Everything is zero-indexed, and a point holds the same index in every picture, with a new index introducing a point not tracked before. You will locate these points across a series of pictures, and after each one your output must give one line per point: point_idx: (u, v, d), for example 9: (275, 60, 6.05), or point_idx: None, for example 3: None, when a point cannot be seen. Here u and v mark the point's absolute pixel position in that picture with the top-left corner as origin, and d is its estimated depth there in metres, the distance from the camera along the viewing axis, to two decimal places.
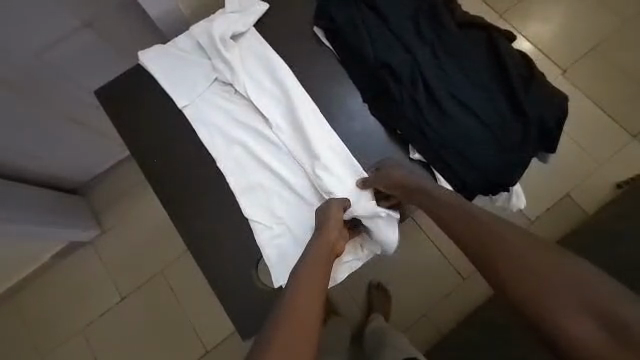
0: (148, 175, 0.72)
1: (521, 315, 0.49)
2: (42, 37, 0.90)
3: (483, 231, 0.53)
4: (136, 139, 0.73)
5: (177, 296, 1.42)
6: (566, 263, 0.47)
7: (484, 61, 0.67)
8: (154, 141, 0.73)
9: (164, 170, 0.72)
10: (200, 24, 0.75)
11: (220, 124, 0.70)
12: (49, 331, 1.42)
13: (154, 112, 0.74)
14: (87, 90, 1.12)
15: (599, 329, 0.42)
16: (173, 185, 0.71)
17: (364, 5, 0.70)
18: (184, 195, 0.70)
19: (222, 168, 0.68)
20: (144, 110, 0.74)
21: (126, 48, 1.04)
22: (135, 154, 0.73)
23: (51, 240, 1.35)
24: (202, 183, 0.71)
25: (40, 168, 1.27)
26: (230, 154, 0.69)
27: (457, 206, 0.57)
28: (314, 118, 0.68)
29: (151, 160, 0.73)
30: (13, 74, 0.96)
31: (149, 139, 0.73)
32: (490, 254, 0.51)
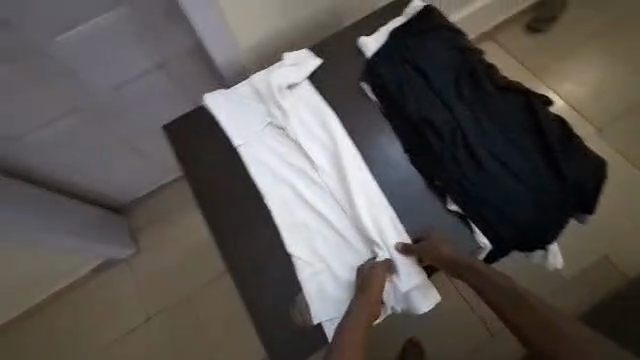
0: (200, 204, 0.79)
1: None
2: (120, 74, 1.05)
3: (517, 292, 0.58)
4: (193, 170, 0.81)
5: (202, 321, 1.45)
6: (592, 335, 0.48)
7: (522, 123, 0.71)
8: (208, 173, 0.80)
9: (216, 201, 0.78)
10: (260, 73, 0.85)
11: (270, 164, 0.77)
12: (75, 344, 1.47)
13: (213, 148, 0.82)
14: (147, 121, 1.25)
15: None
16: (223, 215, 0.77)
17: (409, 66, 0.77)
18: (230, 225, 0.76)
19: (269, 204, 0.74)
20: (205, 145, 0.83)
21: (188, 85, 1.19)
22: (192, 184, 0.81)
23: (92, 254, 1.44)
24: (248, 215, 0.76)
25: (90, 185, 1.41)
26: (277, 192, 0.75)
27: (502, 277, 0.61)
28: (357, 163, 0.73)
29: (203, 190, 0.80)
30: (90, 103, 1.09)
31: (205, 171, 0.81)
32: (524, 310, 0.55)
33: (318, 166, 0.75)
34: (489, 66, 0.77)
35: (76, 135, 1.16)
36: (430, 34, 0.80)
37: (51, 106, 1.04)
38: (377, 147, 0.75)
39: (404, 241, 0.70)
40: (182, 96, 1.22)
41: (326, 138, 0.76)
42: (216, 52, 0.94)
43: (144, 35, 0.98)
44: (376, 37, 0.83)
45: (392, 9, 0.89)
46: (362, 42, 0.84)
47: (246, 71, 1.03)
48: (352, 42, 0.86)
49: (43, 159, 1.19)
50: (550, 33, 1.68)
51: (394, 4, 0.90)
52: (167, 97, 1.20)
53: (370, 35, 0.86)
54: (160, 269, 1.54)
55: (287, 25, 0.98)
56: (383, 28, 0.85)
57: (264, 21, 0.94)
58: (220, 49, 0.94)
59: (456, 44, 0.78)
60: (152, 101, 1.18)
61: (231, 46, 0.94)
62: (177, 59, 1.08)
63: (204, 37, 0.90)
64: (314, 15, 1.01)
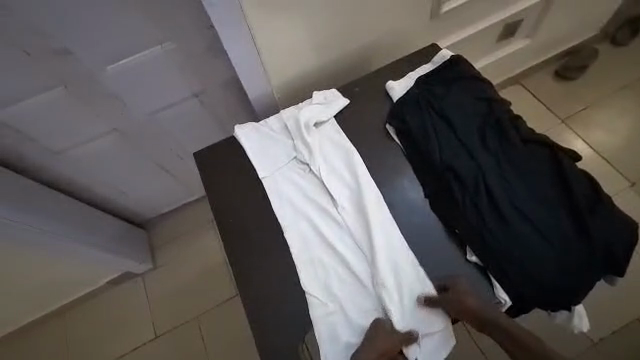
0: (221, 230, 0.81)
1: None
2: (158, 101, 1.12)
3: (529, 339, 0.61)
4: (217, 196, 0.84)
5: (207, 345, 1.44)
6: None
7: (547, 176, 0.70)
8: (232, 200, 0.83)
9: (237, 230, 0.80)
10: (289, 109, 0.89)
11: (292, 198, 0.79)
12: (82, 355, 1.48)
13: (239, 178, 0.85)
14: (178, 144, 1.32)
15: None
16: (241, 245, 0.78)
17: (434, 112, 0.79)
18: (248, 254, 0.77)
19: (287, 238, 0.75)
20: (231, 175, 0.86)
21: (220, 115, 1.26)
22: (215, 211, 0.83)
23: (111, 266, 1.48)
24: (266, 246, 0.77)
25: (118, 200, 1.47)
26: (296, 226, 0.76)
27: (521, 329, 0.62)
28: (377, 204, 0.75)
29: (226, 217, 0.82)
30: (128, 125, 1.16)
31: (229, 200, 0.83)
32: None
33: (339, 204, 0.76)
34: (515, 116, 0.77)
35: (112, 153, 1.23)
36: (456, 82, 0.82)
37: (93, 126, 1.11)
38: (398, 193, 0.77)
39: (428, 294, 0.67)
40: (213, 122, 1.29)
41: (349, 179, 0.79)
42: (250, 88, 0.99)
43: (186, 67, 1.05)
44: (405, 82, 0.86)
45: (420, 55, 0.92)
46: (389, 85, 0.87)
47: (277, 108, 1.09)
48: (380, 86, 0.90)
49: (79, 173, 1.26)
50: (578, 83, 1.68)
51: (425, 49, 0.93)
52: (199, 122, 1.27)
53: (397, 79, 0.89)
54: (173, 287, 1.56)
55: (318, 65, 1.04)
56: (411, 73, 0.88)
57: (299, 62, 1.00)
58: (255, 85, 0.99)
59: (482, 93, 0.80)
60: (185, 126, 1.26)
61: (264, 82, 0.99)
62: (212, 89, 1.16)
63: (241, 77, 0.95)
64: (344, 56, 1.06)
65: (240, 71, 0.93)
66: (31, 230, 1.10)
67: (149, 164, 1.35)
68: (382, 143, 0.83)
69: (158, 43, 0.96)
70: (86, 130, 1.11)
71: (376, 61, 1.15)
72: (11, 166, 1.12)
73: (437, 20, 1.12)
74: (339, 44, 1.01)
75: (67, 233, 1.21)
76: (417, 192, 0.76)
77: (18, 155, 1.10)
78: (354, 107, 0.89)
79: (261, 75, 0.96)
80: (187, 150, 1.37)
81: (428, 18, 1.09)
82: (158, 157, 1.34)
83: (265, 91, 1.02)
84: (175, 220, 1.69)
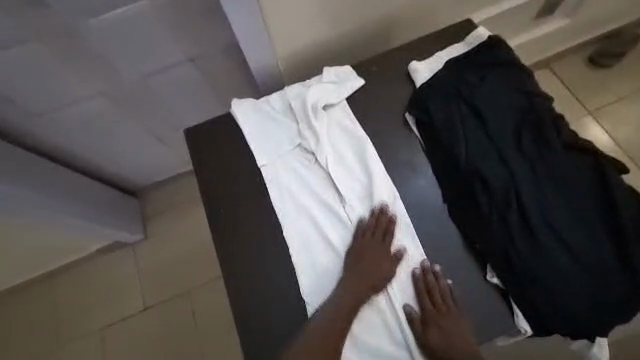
0: (212, 222, 0.72)
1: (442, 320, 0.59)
2: (148, 63, 0.99)
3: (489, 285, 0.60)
4: (209, 182, 0.75)
5: (197, 322, 1.42)
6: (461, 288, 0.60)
7: (589, 190, 0.61)
8: (225, 188, 0.74)
9: (228, 222, 0.71)
10: (295, 87, 0.78)
11: (294, 191, 0.70)
12: (72, 321, 1.46)
13: (233, 162, 0.76)
14: (172, 112, 1.20)
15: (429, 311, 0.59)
16: (232, 239, 0.70)
17: (463, 103, 0.68)
18: (240, 250, 0.69)
19: (286, 237, 0.68)
20: (225, 159, 0.76)
21: (218, 82, 1.14)
22: (206, 199, 0.74)
23: (100, 235, 1.41)
24: (261, 243, 0.69)
25: (108, 167, 1.38)
26: (296, 224, 0.68)
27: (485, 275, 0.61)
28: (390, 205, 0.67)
29: (217, 207, 0.73)
30: (114, 88, 1.04)
31: (222, 188, 0.74)
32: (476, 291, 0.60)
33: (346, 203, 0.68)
34: (558, 114, 0.66)
35: (98, 118, 1.12)
36: (491, 68, 0.70)
37: (74, 88, 0.99)
38: (412, 194, 0.68)
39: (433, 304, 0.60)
40: (210, 91, 1.16)
41: (360, 174, 0.70)
42: (250, 54, 0.86)
43: (178, 26, 0.92)
44: (431, 65, 0.75)
45: (451, 32, 0.79)
46: (412, 67, 0.75)
47: (282, 80, 0.96)
48: (401, 66, 0.78)
49: (62, 137, 1.16)
50: (613, 72, 1.53)
51: (457, 25, 0.80)
52: (195, 90, 1.14)
53: (422, 60, 0.77)
54: (165, 260, 1.51)
55: (332, 33, 0.91)
56: (438, 54, 0.76)
57: (309, 29, 0.87)
58: (257, 52, 0.86)
59: (521, 84, 0.68)
60: (178, 93, 1.13)
61: (269, 49, 0.86)
62: (209, 53, 1.02)
63: (240, 40, 0.82)
64: (362, 25, 0.92)
65: (239, 33, 0.80)
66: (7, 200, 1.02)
67: (140, 132, 1.24)
68: (398, 134, 0.72)
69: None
70: (66, 91, 0.99)
71: (398, 33, 1.00)
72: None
73: None
74: (358, 9, 0.87)
75: (49, 203, 1.13)
76: (435, 193, 0.67)
77: None
78: (370, 89, 0.77)
79: (265, 40, 0.83)
80: (181, 119, 1.25)
81: None
82: (150, 124, 1.23)
83: (268, 60, 0.89)
84: (168, 190, 1.60)
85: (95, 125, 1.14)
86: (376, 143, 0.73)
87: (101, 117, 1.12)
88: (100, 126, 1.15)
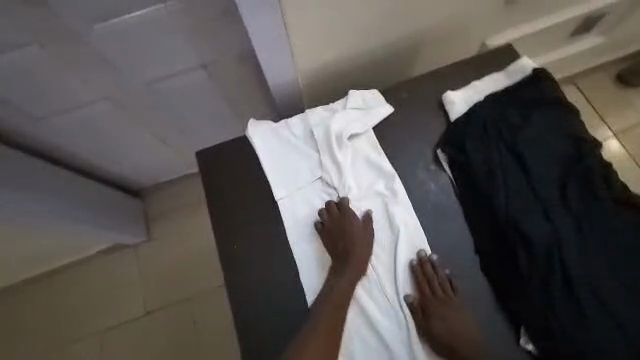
0: (222, 256, 0.66)
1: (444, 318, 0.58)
2: (157, 69, 0.93)
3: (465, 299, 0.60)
4: (220, 210, 0.69)
5: (199, 331, 1.39)
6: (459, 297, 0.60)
7: (637, 252, 0.56)
8: (237, 218, 0.68)
9: (241, 258, 0.66)
10: (317, 110, 0.72)
11: (313, 229, 0.66)
12: (71, 322, 1.43)
13: (247, 192, 0.70)
14: (180, 117, 1.14)
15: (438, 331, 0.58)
16: (243, 279, 0.65)
17: (503, 145, 0.62)
18: (253, 291, 0.64)
19: (304, 281, 0.63)
20: (237, 186, 0.70)
21: (231, 89, 1.07)
22: (216, 229, 0.68)
23: (102, 238, 1.37)
24: (275, 285, 0.64)
25: (112, 168, 1.33)
26: (316, 266, 0.65)
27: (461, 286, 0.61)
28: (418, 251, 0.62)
29: (228, 239, 0.67)
30: (122, 93, 0.97)
31: (235, 219, 0.68)
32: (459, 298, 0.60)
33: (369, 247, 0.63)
34: (607, 164, 0.60)
35: (103, 122, 1.06)
36: (533, 106, 0.65)
37: (78, 91, 0.93)
38: (441, 241, 0.63)
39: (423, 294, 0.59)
40: (222, 97, 1.10)
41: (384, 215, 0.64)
42: (270, 71, 0.80)
43: (192, 33, 0.85)
44: (468, 95, 0.69)
45: (490, 59, 0.73)
46: (448, 97, 0.69)
47: (300, 95, 0.90)
48: (433, 95, 0.72)
49: (64, 139, 1.10)
50: None
51: (496, 52, 0.74)
52: (207, 96, 1.08)
53: (457, 89, 0.71)
54: (167, 265, 1.47)
55: (357, 49, 0.85)
56: (476, 84, 0.70)
57: (333, 45, 0.80)
58: (278, 68, 0.80)
59: (566, 127, 0.63)
60: (188, 99, 1.07)
61: (290, 65, 0.80)
62: (225, 61, 0.96)
63: (260, 56, 0.75)
64: (390, 42, 0.86)
65: (260, 50, 0.74)
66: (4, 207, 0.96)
67: (147, 136, 1.19)
68: (429, 172, 0.67)
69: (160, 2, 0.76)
70: (70, 95, 0.93)
71: (426, 51, 0.94)
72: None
73: (510, 6, 0.90)
74: (387, 26, 0.81)
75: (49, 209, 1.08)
76: (465, 243, 0.63)
77: None
78: (399, 118, 0.71)
79: (287, 55, 0.77)
80: (190, 125, 1.19)
81: (501, 3, 0.87)
82: (158, 129, 1.17)
83: (288, 77, 0.83)
84: (173, 191, 1.54)
85: (99, 128, 1.08)
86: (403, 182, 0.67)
87: (106, 121, 1.06)
88: (104, 130, 1.09)
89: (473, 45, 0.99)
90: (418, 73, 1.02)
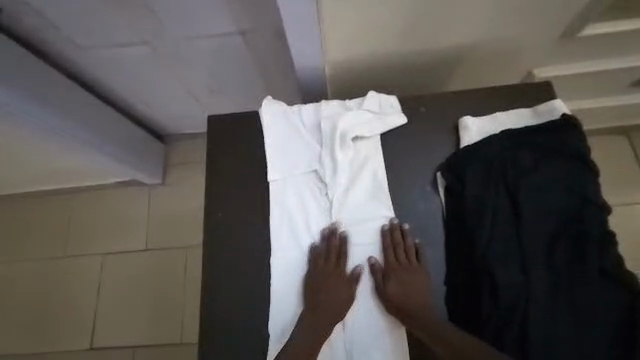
0: (207, 220, 0.70)
1: (406, 301, 0.58)
2: (198, 27, 0.96)
3: (419, 283, 0.60)
4: (217, 177, 0.72)
5: (185, 278, 1.48)
6: (417, 277, 0.61)
7: (612, 331, 0.52)
8: (231, 188, 0.71)
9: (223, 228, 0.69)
10: (331, 105, 0.72)
11: (295, 218, 0.67)
12: (80, 238, 1.56)
13: (246, 167, 0.72)
14: (212, 77, 1.18)
15: (396, 303, 0.58)
16: (220, 246, 0.68)
17: (502, 188, 0.60)
18: (227, 259, 0.67)
19: (272, 263, 0.65)
20: (238, 159, 0.73)
21: (264, 61, 1.09)
22: (207, 193, 0.71)
23: (120, 171, 1.47)
24: (248, 260, 0.67)
25: (141, 108, 1.40)
26: (287, 254, 0.65)
27: (416, 270, 0.61)
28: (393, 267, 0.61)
29: (216, 206, 0.70)
30: (160, 42, 1.01)
31: (227, 189, 0.71)
32: (414, 281, 0.60)
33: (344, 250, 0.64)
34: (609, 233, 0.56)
35: (139, 64, 1.11)
36: (549, 154, 0.61)
37: (122, 32, 0.98)
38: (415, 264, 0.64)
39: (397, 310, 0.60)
40: (254, 67, 1.12)
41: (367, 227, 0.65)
42: (299, 57, 0.80)
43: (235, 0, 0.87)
44: (486, 126, 0.66)
45: (523, 93, 0.69)
46: (464, 123, 0.67)
47: (326, 85, 0.90)
48: (451, 118, 0.70)
49: (102, 72, 1.16)
50: None
51: (533, 86, 0.70)
52: (239, 62, 1.10)
53: (478, 116, 0.68)
54: (173, 211, 1.55)
55: (391, 50, 0.83)
56: (498, 116, 0.67)
57: (367, 41, 0.79)
58: (306, 53, 0.78)
59: (578, 184, 0.59)
60: (222, 62, 1.10)
61: (319, 53, 0.79)
62: (262, 32, 0.97)
63: (291, 41, 0.75)
64: (427, 49, 0.83)
65: (289, 29, 0.72)
66: (36, 123, 1.05)
67: (178, 87, 1.23)
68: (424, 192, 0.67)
69: None
70: (112, 33, 0.98)
71: (465, 66, 0.90)
72: (25, 42, 1.03)
73: (566, 41, 0.84)
74: (425, 33, 0.78)
75: (77, 135, 1.16)
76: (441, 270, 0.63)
77: (39, 36, 1.00)
78: (409, 132, 0.70)
79: (317, 43, 0.75)
80: (219, 86, 1.23)
81: (556, 35, 0.81)
82: (189, 83, 1.21)
83: (315, 64, 0.82)
84: (196, 145, 1.61)
85: (137, 70, 1.13)
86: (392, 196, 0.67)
87: (144, 65, 1.11)
88: (141, 72, 1.15)
89: (517, 72, 0.94)
90: (452, 88, 0.99)
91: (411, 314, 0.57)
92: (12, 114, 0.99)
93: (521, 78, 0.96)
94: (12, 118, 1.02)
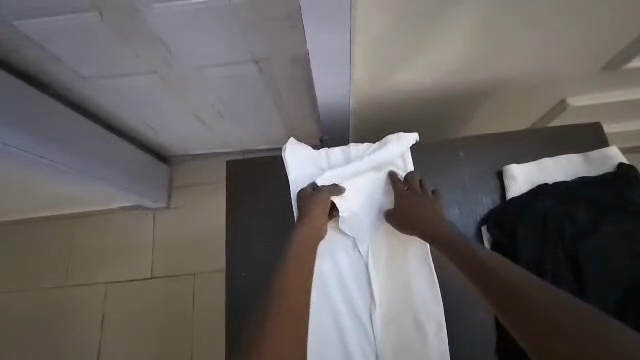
0: (229, 256, 0.72)
1: (416, 219, 0.64)
2: (210, 58, 0.90)
3: (430, 206, 0.66)
4: (239, 216, 0.74)
5: (194, 307, 1.42)
6: (429, 203, 0.66)
7: None
8: (252, 228, 0.73)
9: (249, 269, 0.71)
10: (359, 148, 0.72)
11: (338, 264, 0.67)
12: (80, 266, 1.49)
13: (266, 208, 0.74)
14: (222, 102, 1.11)
15: (409, 223, 0.64)
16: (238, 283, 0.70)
17: (560, 236, 0.63)
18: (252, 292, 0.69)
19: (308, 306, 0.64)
20: (257, 199, 0.75)
21: (279, 84, 1.04)
22: (229, 232, 0.73)
23: (123, 197, 1.40)
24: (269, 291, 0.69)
25: (145, 132, 1.33)
26: (340, 290, 0.66)
27: (430, 202, 0.66)
28: (402, 270, 0.66)
29: (235, 244, 0.72)
30: (170, 72, 0.95)
31: (248, 231, 0.73)
32: (423, 203, 0.66)
33: (361, 252, 0.68)
34: None
35: (147, 92, 1.05)
36: (608, 209, 0.63)
37: (127, 64, 0.91)
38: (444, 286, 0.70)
39: (418, 267, 0.65)
40: (268, 90, 1.06)
41: (407, 265, 0.66)
42: (321, 90, 0.75)
43: (251, 30, 0.81)
44: (532, 173, 0.69)
45: (562, 137, 0.73)
46: (510, 171, 0.70)
47: (348, 115, 0.85)
48: (483, 160, 0.74)
49: (106, 100, 1.10)
50: None
51: (579, 129, 0.74)
52: (253, 89, 1.05)
53: (523, 163, 0.72)
54: (179, 237, 1.49)
55: (422, 82, 0.77)
56: (544, 162, 0.70)
57: (396, 77, 0.74)
58: (330, 86, 0.74)
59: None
60: (234, 88, 1.04)
61: (346, 87, 0.74)
62: (277, 59, 0.92)
63: (315, 74, 0.70)
64: (460, 82, 0.78)
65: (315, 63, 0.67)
66: (36, 160, 0.99)
67: (185, 112, 1.17)
68: (464, 218, 0.71)
69: None
70: (118, 64, 0.91)
71: (496, 97, 0.85)
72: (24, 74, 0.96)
73: (607, 71, 0.79)
74: (460, 66, 0.73)
75: (76, 166, 1.10)
76: None
77: (36, 67, 0.93)
78: (446, 177, 0.73)
79: (347, 77, 0.71)
80: (230, 111, 1.17)
81: (597, 66, 0.77)
82: (198, 109, 1.15)
83: (339, 96, 0.77)
84: (202, 166, 1.55)
85: (142, 97, 1.07)
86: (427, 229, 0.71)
87: (151, 93, 1.05)
88: (146, 99, 1.09)
89: (551, 99, 0.88)
90: (477, 116, 0.94)
91: (426, 227, 0.62)
92: (8, 151, 0.93)
93: (552, 105, 0.91)
94: (10, 156, 0.96)
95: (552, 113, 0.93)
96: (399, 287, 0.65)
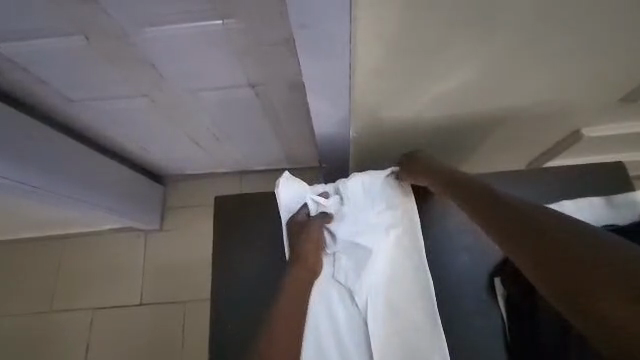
0: (212, 304, 0.65)
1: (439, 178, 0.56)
2: (204, 82, 0.86)
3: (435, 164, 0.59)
4: (226, 258, 0.68)
5: (184, 337, 1.34)
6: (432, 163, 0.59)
7: None
8: (240, 272, 0.67)
9: (235, 321, 0.64)
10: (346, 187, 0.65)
11: (331, 314, 0.61)
12: (67, 290, 1.43)
13: (256, 250, 0.68)
14: (217, 125, 1.07)
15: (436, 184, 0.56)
16: (225, 336, 0.63)
17: None
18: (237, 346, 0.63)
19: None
20: (247, 239, 0.69)
21: (276, 107, 0.99)
22: (214, 278, 0.67)
23: (112, 219, 1.34)
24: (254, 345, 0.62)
25: (138, 152, 1.29)
26: (332, 344, 0.59)
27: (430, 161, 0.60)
28: (402, 324, 0.58)
29: (221, 290, 0.66)
30: (162, 96, 0.91)
31: (234, 276, 0.67)
32: (428, 167, 0.59)
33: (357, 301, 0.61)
34: None
35: (138, 115, 1.01)
36: None
37: (117, 87, 0.87)
38: (464, 349, 0.58)
39: (420, 321, 0.57)
40: (265, 113, 1.02)
41: (406, 317, 0.58)
42: (318, 115, 0.71)
43: (247, 54, 0.77)
44: None
45: (580, 177, 0.68)
46: None
47: (348, 142, 0.80)
48: None
49: (96, 121, 1.05)
50: None
51: (600, 169, 0.69)
52: (249, 112, 1.01)
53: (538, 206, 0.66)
54: (171, 260, 1.42)
55: (427, 113, 0.72)
56: (565, 204, 0.64)
57: (401, 108, 0.69)
58: (327, 113, 0.70)
59: None
60: (230, 111, 0.99)
61: (344, 115, 0.70)
62: (274, 83, 0.88)
63: (310, 99, 0.66)
64: (468, 112, 0.73)
65: (310, 88, 0.64)
66: (17, 186, 0.94)
67: (178, 134, 1.13)
68: (475, 271, 0.62)
69: (219, 18, 0.66)
70: (107, 87, 0.87)
71: (507, 126, 0.80)
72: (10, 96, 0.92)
73: (627, 103, 0.73)
74: (468, 97, 0.68)
75: (61, 191, 1.05)
76: (481, 321, 0.59)
77: (21, 89, 0.89)
78: (458, 225, 0.65)
79: (346, 104, 0.67)
80: (226, 133, 1.12)
81: (616, 98, 0.72)
82: (192, 132, 1.11)
83: (339, 122, 0.72)
84: (196, 186, 1.49)
85: (135, 119, 1.03)
86: (437, 278, 0.63)
87: (144, 115, 1.01)
88: (138, 121, 1.04)
89: (565, 129, 0.83)
90: (486, 145, 0.89)
91: (449, 180, 0.53)
92: None
93: (566, 135, 0.86)
94: None
95: (566, 142, 0.88)
96: (398, 343, 0.57)
